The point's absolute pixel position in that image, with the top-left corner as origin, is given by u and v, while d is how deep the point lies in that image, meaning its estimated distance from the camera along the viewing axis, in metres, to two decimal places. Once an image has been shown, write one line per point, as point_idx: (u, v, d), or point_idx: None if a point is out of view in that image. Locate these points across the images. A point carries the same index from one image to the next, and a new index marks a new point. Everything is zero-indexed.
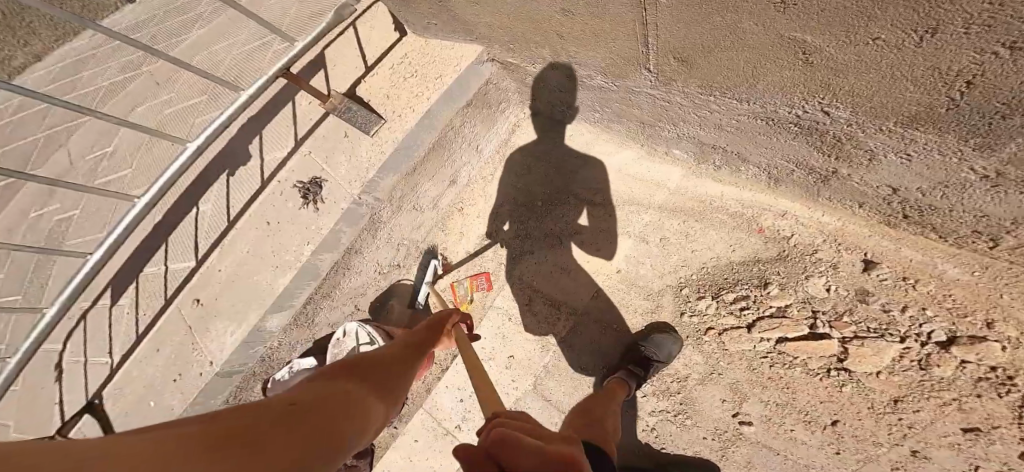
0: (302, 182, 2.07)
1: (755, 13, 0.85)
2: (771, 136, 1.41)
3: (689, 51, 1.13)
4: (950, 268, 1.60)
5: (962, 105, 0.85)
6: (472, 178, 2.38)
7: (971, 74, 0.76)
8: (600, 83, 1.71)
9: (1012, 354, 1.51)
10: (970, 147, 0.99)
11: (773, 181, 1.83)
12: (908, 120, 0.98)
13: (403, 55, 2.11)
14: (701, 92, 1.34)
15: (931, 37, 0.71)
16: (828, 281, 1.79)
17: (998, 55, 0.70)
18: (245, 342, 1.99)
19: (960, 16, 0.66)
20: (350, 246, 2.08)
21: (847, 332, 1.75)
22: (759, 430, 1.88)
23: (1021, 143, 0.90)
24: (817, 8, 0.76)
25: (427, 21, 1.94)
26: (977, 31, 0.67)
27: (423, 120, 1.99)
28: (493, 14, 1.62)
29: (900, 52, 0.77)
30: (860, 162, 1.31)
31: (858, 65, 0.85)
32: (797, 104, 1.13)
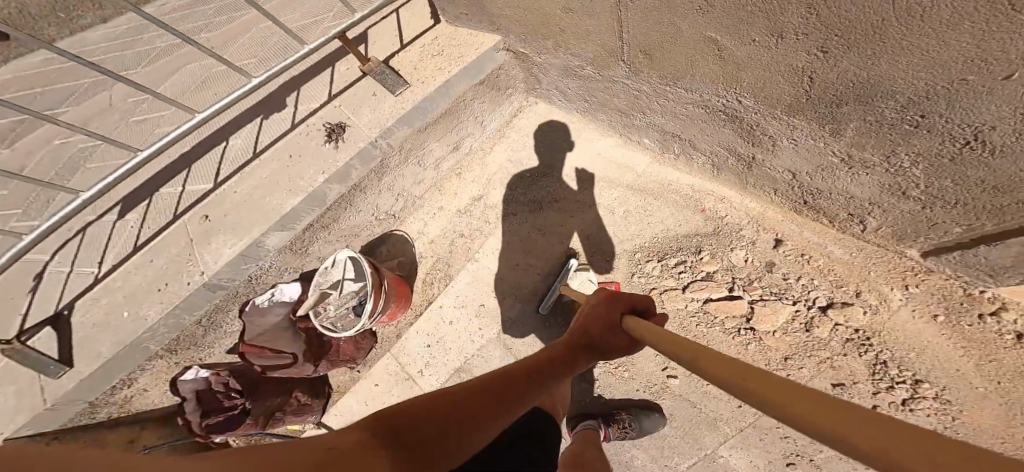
0: (330, 124, 2.33)
1: (687, 18, 1.30)
2: (709, 124, 1.91)
3: (649, 46, 1.60)
4: (835, 249, 2.19)
5: (812, 95, 1.33)
6: (473, 148, 2.76)
7: (809, 71, 1.22)
8: (590, 74, 2.15)
9: (870, 318, 2.07)
10: (828, 133, 1.51)
11: (716, 170, 2.32)
12: (788, 109, 1.48)
13: (434, 36, 2.51)
14: (659, 82, 1.81)
15: (781, 40, 1.16)
16: (747, 253, 2.33)
17: (818, 57, 1.15)
18: (241, 255, 2.17)
19: (792, 25, 1.10)
20: (356, 183, 2.34)
21: (756, 295, 2.26)
22: (682, 384, 2.41)
23: (852, 128, 1.41)
24: (718, 17, 1.22)
25: (460, 11, 2.37)
26: (802, 38, 1.12)
27: (441, 88, 2.34)
28: (514, 7, 2.05)
29: (769, 51, 1.22)
30: (768, 148, 1.83)
31: (749, 61, 1.32)
32: (721, 94, 1.62)
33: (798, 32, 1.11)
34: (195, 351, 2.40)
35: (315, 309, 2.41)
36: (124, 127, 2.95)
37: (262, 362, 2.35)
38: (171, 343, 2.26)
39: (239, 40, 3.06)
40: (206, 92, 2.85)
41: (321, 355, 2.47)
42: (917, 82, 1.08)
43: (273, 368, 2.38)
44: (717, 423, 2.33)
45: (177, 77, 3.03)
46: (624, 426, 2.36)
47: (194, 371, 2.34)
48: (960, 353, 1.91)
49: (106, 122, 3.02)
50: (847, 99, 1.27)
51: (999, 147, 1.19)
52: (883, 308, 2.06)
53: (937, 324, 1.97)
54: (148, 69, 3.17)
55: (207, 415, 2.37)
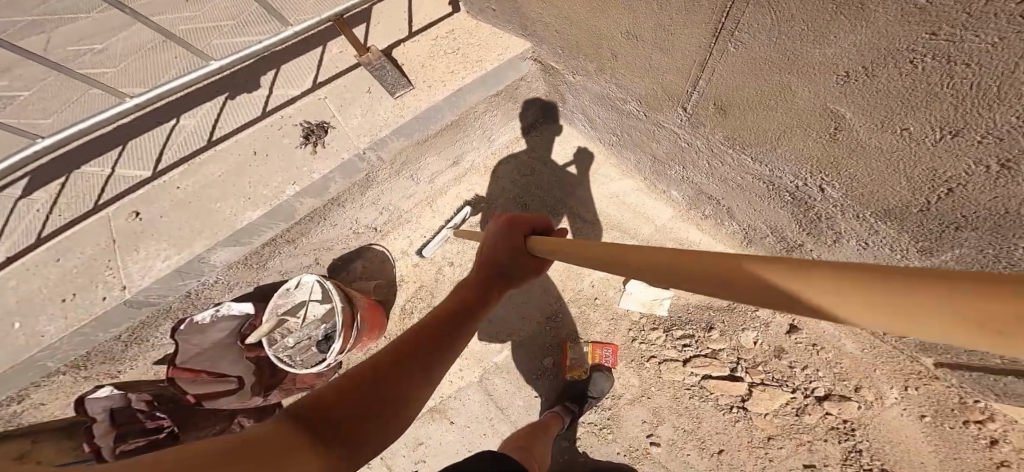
0: (307, 122, 1.86)
1: (818, 82, 1.01)
2: (763, 200, 1.58)
3: (732, 101, 1.29)
4: (849, 343, 1.81)
5: (932, 208, 1.04)
6: (475, 164, 2.34)
7: (956, 183, 0.94)
8: (632, 110, 1.79)
9: (862, 413, 1.78)
10: (914, 249, 1.19)
11: (747, 240, 1.94)
12: (882, 214, 1.18)
13: (449, 28, 2.03)
14: (722, 143, 1.50)
15: (951, 138, 0.87)
16: (757, 335, 1.97)
17: (990, 169, 0.87)
18: (178, 272, 1.66)
19: (987, 123, 0.81)
20: (335, 197, 1.89)
21: (757, 378, 1.94)
22: (664, 451, 1.98)
23: (955, 254, 1.11)
24: (873, 89, 0.92)
25: (484, 4, 1.92)
26: (990, 142, 0.83)
27: (450, 97, 1.89)
28: (557, 14, 1.64)
29: (917, 147, 0.94)
30: (824, 241, 1.49)
31: (874, 152, 1.03)
32: (802, 176, 1.31)
33: (989, 134, 0.82)
34: (115, 364, 1.83)
35: (269, 337, 1.91)
36: (54, 79, 2.29)
37: (197, 390, 1.89)
38: (78, 359, 1.68)
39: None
40: (169, 53, 2.29)
41: (275, 385, 2.00)
42: None
43: (213, 395, 1.91)
44: None
45: (135, 31, 2.43)
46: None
47: (109, 387, 1.84)
48: (929, 448, 1.68)
49: (33, 68, 2.35)
50: (980, 224, 0.98)
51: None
52: (875, 404, 1.77)
53: (922, 423, 1.70)
54: (104, 16, 2.54)
55: (124, 439, 1.79)
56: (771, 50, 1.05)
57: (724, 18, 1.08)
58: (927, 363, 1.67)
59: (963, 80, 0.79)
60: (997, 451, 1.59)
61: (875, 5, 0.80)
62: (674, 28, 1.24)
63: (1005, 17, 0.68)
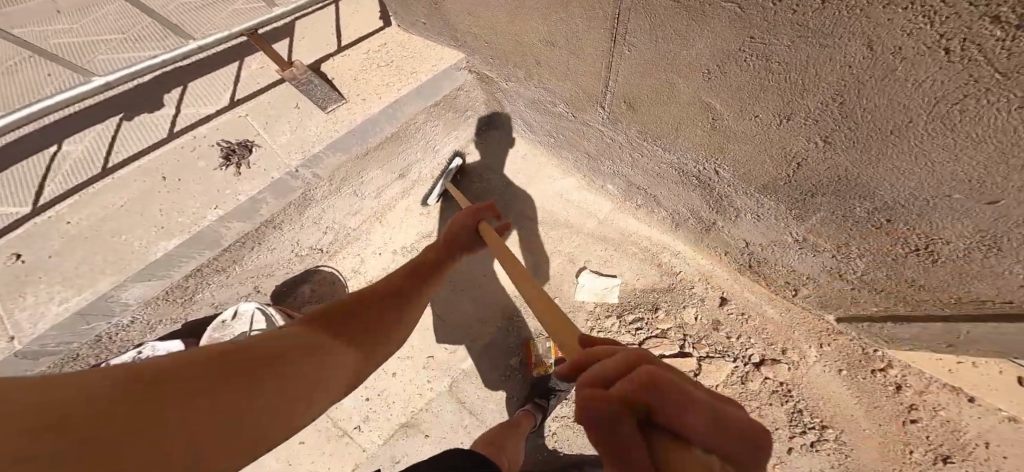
0: (227, 141, 1.80)
1: (691, 79, 1.17)
2: (679, 186, 1.75)
3: (637, 98, 1.45)
4: (769, 308, 2.00)
5: (793, 179, 1.18)
6: (421, 176, 2.31)
7: (799, 158, 1.10)
8: (561, 112, 1.93)
9: (793, 373, 1.86)
10: (791, 215, 1.31)
11: (675, 224, 2.11)
12: (761, 188, 1.32)
13: (381, 42, 2.10)
14: (638, 136, 1.66)
15: (786, 121, 1.04)
16: (697, 310, 2.05)
17: (817, 145, 1.02)
18: (80, 315, 1.49)
19: (804, 108, 0.97)
20: (268, 220, 1.79)
21: (704, 351, 1.97)
22: None
23: (818, 217, 1.22)
24: (725, 85, 1.09)
25: (416, 18, 2.04)
26: (810, 122, 0.99)
27: (386, 110, 1.88)
28: (483, 26, 1.76)
29: (767, 130, 1.10)
30: (729, 217, 1.63)
31: (742, 137, 1.19)
32: (700, 161, 1.47)
33: (808, 116, 0.98)
34: None
35: None
36: None
37: None
38: None
39: (104, 8, 2.54)
40: (44, 70, 2.28)
41: None
42: (901, 188, 0.95)
43: None
44: None
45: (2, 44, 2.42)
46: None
47: None
48: (854, 401, 1.78)
49: None
50: (825, 191, 1.11)
51: (955, 269, 1.04)
52: (801, 364, 1.87)
53: (841, 377, 1.83)
54: None
55: None
56: (654, 52, 1.20)
57: (615, 24, 1.24)
58: (832, 320, 1.91)
59: (778, 75, 0.96)
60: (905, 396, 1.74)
61: (711, 14, 0.97)
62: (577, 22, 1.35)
63: (790, 24, 0.86)
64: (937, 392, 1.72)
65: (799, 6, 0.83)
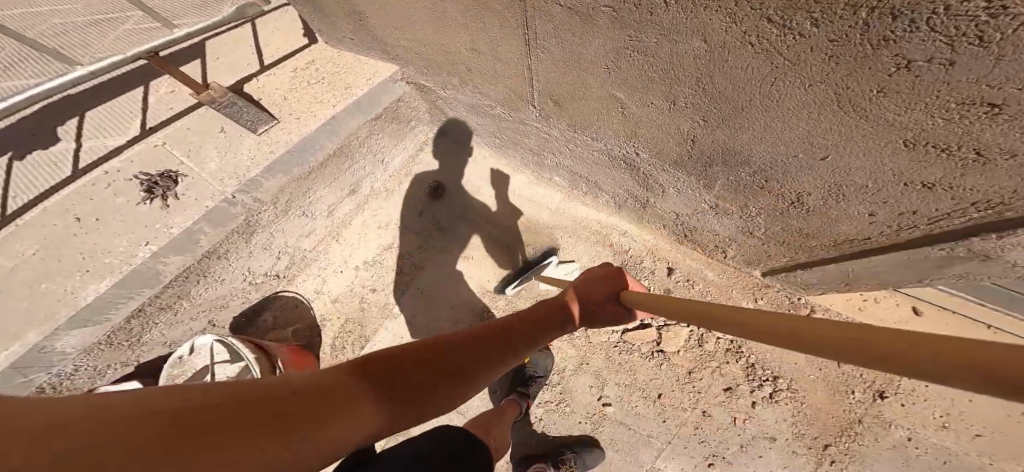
0: (146, 175, 1.68)
1: (595, 74, 1.24)
2: (611, 170, 1.90)
3: (562, 96, 1.50)
4: (710, 272, 2.16)
5: (691, 152, 1.31)
6: (373, 190, 2.35)
7: (692, 135, 1.22)
8: (501, 114, 2.00)
9: None
10: (699, 184, 1.48)
11: (618, 206, 2.24)
12: (672, 163, 1.47)
13: (309, 59, 2.06)
14: (569, 130, 1.76)
15: (674, 105, 1.14)
16: (648, 282, 2.23)
17: (701, 124, 1.13)
18: (15, 369, 1.43)
19: (682, 94, 1.07)
20: (210, 250, 1.73)
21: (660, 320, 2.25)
22: (617, 409, 2.20)
23: (720, 183, 1.37)
24: (621, 76, 1.17)
25: (343, 35, 2.02)
26: (689, 106, 1.10)
27: (327, 124, 1.86)
28: (410, 38, 1.76)
29: (662, 112, 1.21)
30: (658, 193, 1.80)
31: (645, 118, 1.30)
32: (622, 146, 1.60)
33: (688, 101, 1.08)
34: None
35: None
36: None
37: None
38: None
39: None
40: None
41: None
42: (767, 154, 1.08)
43: None
44: (652, 443, 2.14)
45: None
46: (570, 466, 2.07)
47: None
48: None
49: None
50: (717, 160, 1.25)
51: (824, 216, 1.20)
52: None
53: None
54: None
55: None
56: (562, 53, 1.22)
57: (526, 30, 1.21)
58: (758, 274, 2.05)
59: (655, 67, 1.04)
60: None
61: (593, 17, 1.01)
62: (492, 28, 1.32)
63: (652, 27, 0.93)
64: None
65: (653, 9, 0.89)
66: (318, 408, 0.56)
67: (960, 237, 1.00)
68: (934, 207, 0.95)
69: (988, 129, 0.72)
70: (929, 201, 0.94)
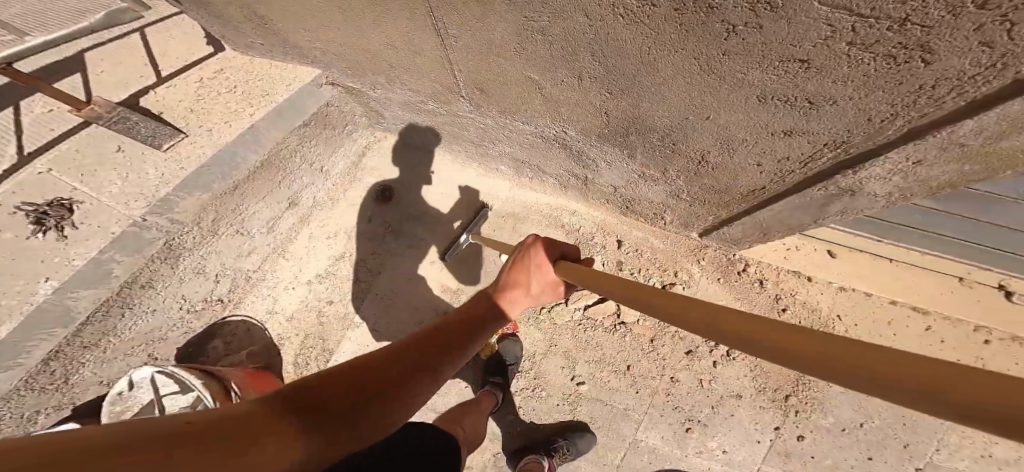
0: (36, 205, 1.59)
1: (505, 57, 1.26)
2: (548, 152, 1.95)
3: (483, 85, 1.54)
4: (655, 240, 2.24)
5: (605, 124, 1.39)
6: (317, 199, 2.28)
7: (601, 107, 1.29)
8: (432, 109, 2.02)
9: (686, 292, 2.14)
10: (621, 154, 1.55)
11: (563, 186, 2.28)
12: (594, 137, 1.53)
13: (217, 67, 1.99)
14: (499, 116, 1.79)
15: (578, 80, 1.20)
16: (602, 257, 2.27)
17: (605, 96, 1.21)
18: None
19: (583, 69, 1.13)
20: (129, 280, 1.67)
21: None
22: (591, 387, 2.26)
23: (636, 150, 1.46)
24: (526, 58, 1.21)
25: (250, 40, 1.88)
26: (592, 81, 1.17)
27: (240, 137, 1.85)
28: (326, 40, 1.67)
29: (570, 88, 1.26)
30: (593, 169, 1.87)
31: (557, 95, 1.36)
32: (551, 127, 1.64)
33: (590, 76, 1.15)
34: None
35: None
36: None
37: None
38: None
39: None
40: None
41: None
42: (664, 118, 1.17)
43: None
44: (629, 414, 2.22)
45: None
46: (565, 454, 2.12)
47: None
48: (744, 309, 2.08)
49: None
50: (627, 129, 1.34)
51: (726, 172, 1.30)
52: (688, 281, 2.16)
53: (721, 284, 2.13)
54: None
55: None
56: (470, 41, 1.25)
57: (434, 20, 1.22)
58: (693, 236, 2.16)
59: (552, 45, 1.09)
60: (768, 289, 2.07)
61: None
62: (399, 27, 1.34)
63: (541, 7, 0.96)
64: (787, 279, 2.07)
65: None
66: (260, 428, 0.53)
67: (829, 175, 1.15)
68: (798, 151, 1.08)
69: (809, 81, 0.84)
70: (793, 146, 1.07)
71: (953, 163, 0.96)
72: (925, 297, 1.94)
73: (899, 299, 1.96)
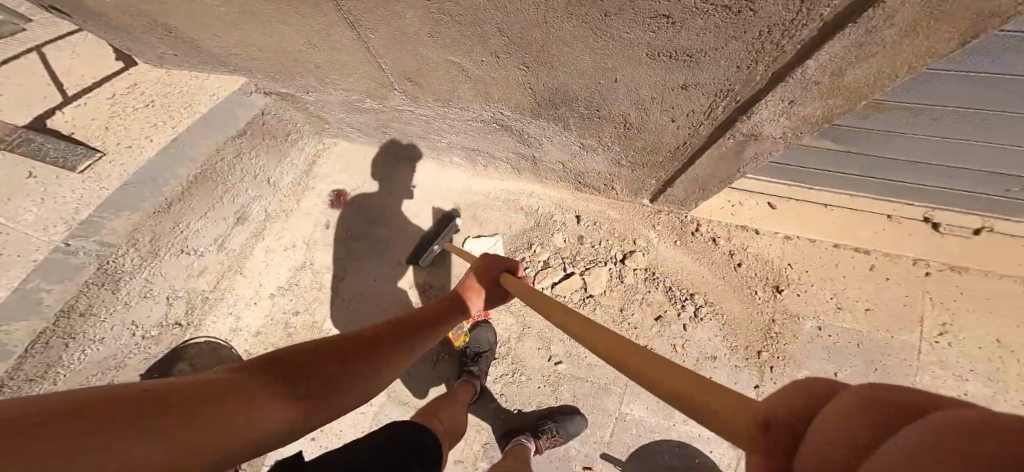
0: None
1: (421, 43, 1.27)
2: (491, 135, 1.96)
3: (412, 74, 1.54)
4: (611, 210, 2.28)
5: (528, 99, 1.42)
6: (269, 212, 2.23)
7: (520, 82, 1.32)
8: (372, 106, 1.98)
9: (647, 258, 2.17)
10: (553, 126, 1.58)
11: (516, 168, 2.28)
12: (524, 113, 1.56)
13: (131, 81, 1.98)
14: (437, 106, 1.79)
15: (491, 58, 1.22)
16: (564, 234, 2.28)
17: (519, 70, 1.23)
18: None
19: (491, 47, 1.15)
20: (66, 308, 1.66)
21: (582, 267, 2.21)
22: (569, 365, 2.30)
23: (563, 121, 1.49)
24: (438, 42, 1.23)
25: (159, 50, 1.88)
26: (503, 57, 1.19)
27: (166, 151, 1.83)
28: (243, 45, 1.64)
29: (486, 66, 1.29)
30: (536, 146, 1.89)
31: (478, 76, 1.38)
32: (486, 110, 1.66)
33: (500, 52, 1.17)
34: None
35: None
36: None
37: None
38: None
39: None
40: None
41: None
42: (575, 86, 1.21)
43: None
44: (610, 388, 2.25)
45: None
46: (554, 435, 2.09)
47: None
48: (704, 268, 2.12)
49: None
50: (548, 100, 1.37)
51: (647, 132, 1.34)
52: (650, 247, 2.19)
53: (678, 246, 2.18)
54: None
55: None
56: (383, 29, 1.25)
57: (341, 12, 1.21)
58: (645, 203, 2.23)
59: (457, 26, 1.11)
60: (722, 246, 2.14)
61: None
62: (311, 25, 1.34)
63: None
64: (738, 234, 2.14)
65: None
66: (245, 394, 0.69)
67: (730, 124, 1.20)
68: (697, 104, 1.14)
69: (678, 36, 0.90)
70: (691, 99, 1.13)
71: (823, 98, 1.04)
72: (863, 235, 2.04)
73: (836, 242, 2.05)
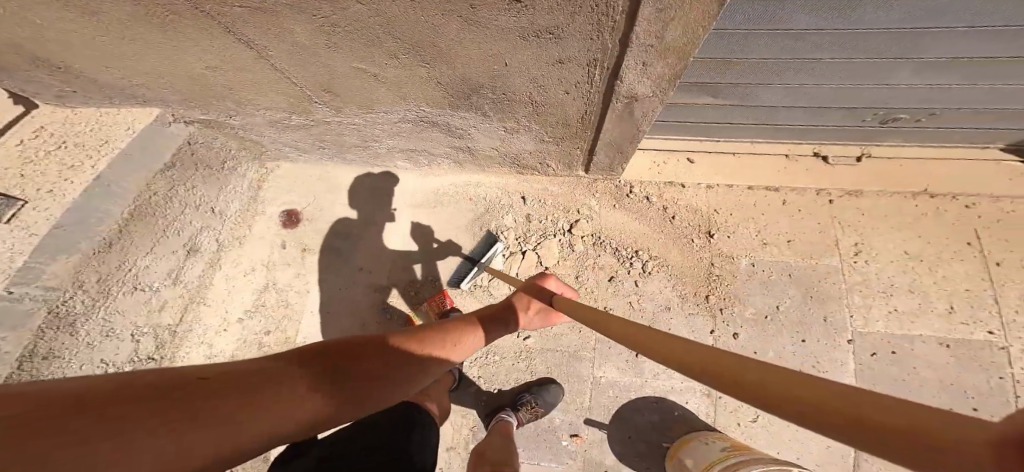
0: None
1: (324, 56, 1.37)
2: (421, 133, 2.04)
3: (328, 85, 1.60)
4: (552, 187, 2.40)
5: (441, 97, 1.55)
6: (221, 241, 2.26)
7: (427, 83, 1.45)
8: (299, 121, 2.03)
9: (591, 225, 2.30)
10: (472, 117, 1.69)
11: (456, 162, 2.37)
12: (443, 109, 1.67)
13: (36, 126, 1.90)
14: (361, 113, 1.86)
15: (393, 64, 1.35)
16: (513, 215, 2.37)
17: (421, 71, 1.37)
18: None
19: (388, 52, 1.29)
20: (25, 353, 1.63)
21: (533, 243, 2.30)
22: (538, 339, 2.40)
23: (479, 113, 1.62)
24: (341, 55, 1.35)
25: (58, 89, 1.87)
26: (403, 60, 1.32)
27: (91, 191, 1.79)
28: (149, 74, 1.68)
29: (392, 73, 1.41)
30: (463, 137, 1.99)
31: (388, 83, 1.49)
32: (406, 109, 1.75)
33: (398, 56, 1.30)
34: None
35: None
36: None
37: None
38: None
39: None
40: None
41: None
42: (473, 76, 1.35)
43: None
44: (579, 354, 2.35)
45: None
46: (533, 406, 2.17)
47: None
48: (645, 226, 2.26)
49: None
50: (457, 96, 1.50)
51: (552, 108, 1.48)
52: (592, 215, 2.32)
53: (618, 209, 2.31)
54: None
55: None
56: (283, 43, 1.33)
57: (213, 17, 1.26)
58: (582, 174, 2.35)
59: (351, 36, 1.23)
60: (657, 203, 2.29)
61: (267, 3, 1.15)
62: (208, 42, 1.40)
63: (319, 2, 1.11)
64: (667, 190, 2.30)
65: None
66: (241, 387, 0.79)
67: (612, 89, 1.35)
68: (579, 76, 1.29)
69: (533, 15, 1.06)
70: (571, 73, 1.29)
71: (662, 59, 1.19)
72: (773, 174, 2.24)
73: (752, 183, 2.24)
